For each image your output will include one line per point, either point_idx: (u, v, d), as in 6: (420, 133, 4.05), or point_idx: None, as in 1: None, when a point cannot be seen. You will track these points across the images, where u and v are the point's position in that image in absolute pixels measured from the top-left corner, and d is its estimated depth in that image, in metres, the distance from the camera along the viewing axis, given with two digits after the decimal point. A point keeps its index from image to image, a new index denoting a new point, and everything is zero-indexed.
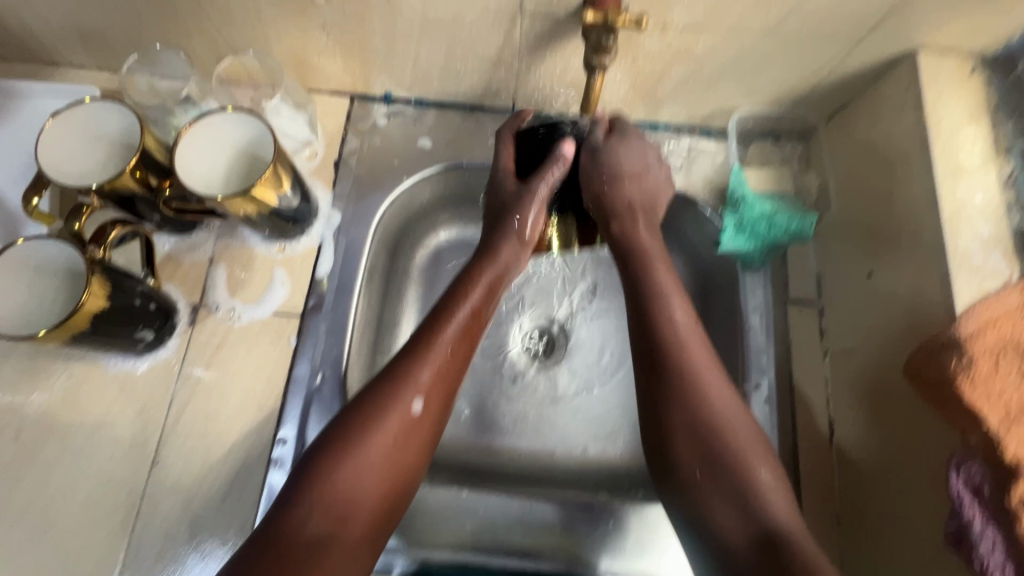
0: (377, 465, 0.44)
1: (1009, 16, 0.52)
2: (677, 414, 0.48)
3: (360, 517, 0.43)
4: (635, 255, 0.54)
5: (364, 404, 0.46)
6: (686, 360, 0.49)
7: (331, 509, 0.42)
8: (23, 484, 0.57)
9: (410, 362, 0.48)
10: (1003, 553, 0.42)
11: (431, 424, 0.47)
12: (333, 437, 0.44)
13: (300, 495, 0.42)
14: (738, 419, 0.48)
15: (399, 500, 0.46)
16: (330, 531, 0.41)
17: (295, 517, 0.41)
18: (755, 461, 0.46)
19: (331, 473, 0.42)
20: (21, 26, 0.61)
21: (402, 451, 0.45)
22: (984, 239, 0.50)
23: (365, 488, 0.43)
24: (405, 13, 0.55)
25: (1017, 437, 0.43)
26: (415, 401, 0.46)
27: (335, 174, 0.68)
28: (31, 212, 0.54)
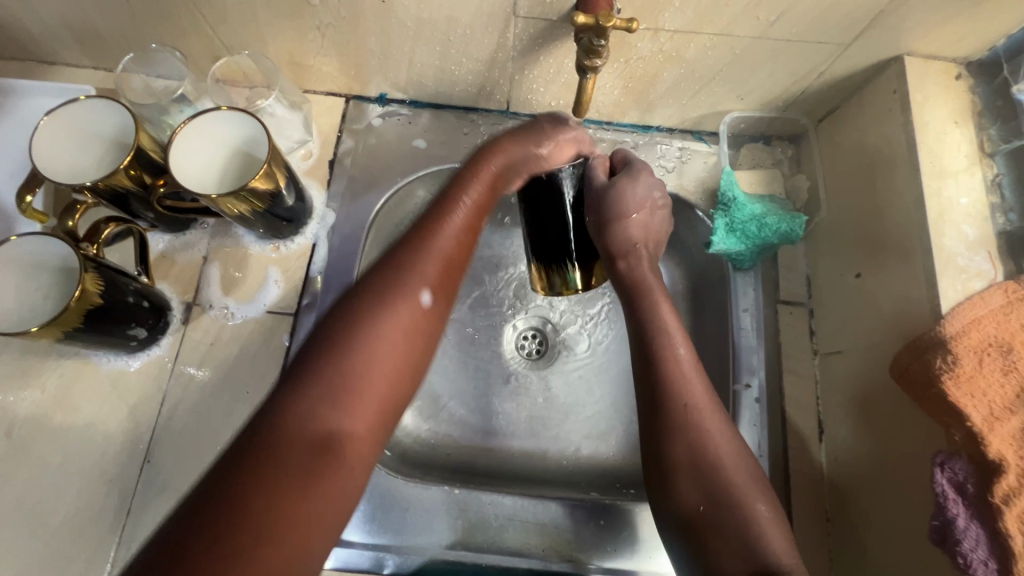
0: (385, 351, 0.42)
1: (994, 23, 0.53)
2: (680, 449, 0.48)
3: (366, 415, 0.40)
4: (636, 293, 0.55)
5: (365, 294, 0.44)
6: (687, 394, 0.50)
7: (337, 404, 0.39)
8: (13, 482, 0.57)
9: (411, 253, 0.46)
10: (986, 549, 0.43)
11: (435, 322, 0.46)
12: (334, 329, 0.42)
13: (305, 384, 0.39)
14: (737, 456, 0.49)
15: (402, 400, 0.43)
16: (337, 429, 0.38)
17: (299, 409, 0.38)
18: (753, 496, 0.47)
19: (337, 360, 0.40)
20: (16, 25, 0.61)
21: (408, 345, 0.43)
22: (968, 241, 0.51)
23: (372, 380, 0.41)
24: (399, 15, 0.56)
25: (999, 435, 0.44)
26: (421, 292, 0.45)
27: (330, 174, 0.69)
28: (25, 210, 0.54)
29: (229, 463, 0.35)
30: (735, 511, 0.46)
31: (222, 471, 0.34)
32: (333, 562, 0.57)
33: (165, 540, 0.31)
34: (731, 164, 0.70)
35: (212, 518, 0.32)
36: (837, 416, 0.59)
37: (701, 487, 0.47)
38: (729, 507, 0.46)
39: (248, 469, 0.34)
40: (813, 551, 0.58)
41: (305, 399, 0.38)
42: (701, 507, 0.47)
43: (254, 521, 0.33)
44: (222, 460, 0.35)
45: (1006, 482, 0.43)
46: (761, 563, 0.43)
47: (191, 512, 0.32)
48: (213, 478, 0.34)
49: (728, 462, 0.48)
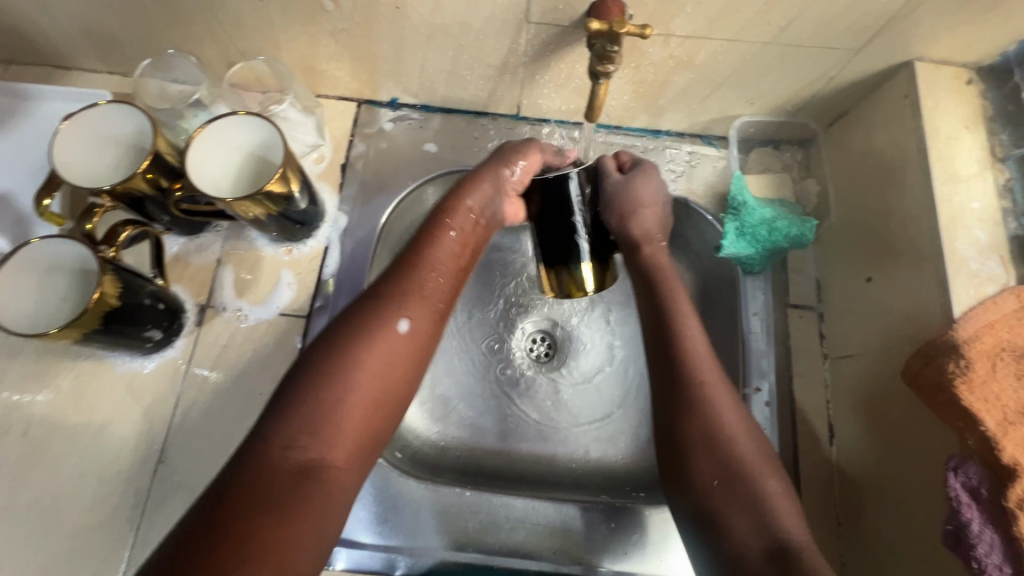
0: (370, 377, 0.46)
1: (1006, 29, 0.53)
2: (693, 422, 0.49)
3: (346, 440, 0.43)
4: (654, 276, 0.58)
5: (350, 327, 0.47)
6: (698, 370, 0.51)
7: (320, 429, 0.42)
8: (29, 481, 0.57)
9: (392, 286, 0.51)
10: (1001, 554, 0.43)
11: (414, 347, 0.49)
12: (317, 362, 0.45)
13: (290, 412, 0.42)
14: (747, 431, 0.49)
15: (385, 426, 0.46)
16: (318, 456, 0.41)
17: (285, 434, 0.41)
18: (766, 474, 0.47)
19: (318, 388, 0.43)
20: (35, 30, 0.62)
21: (388, 372, 0.47)
22: (980, 245, 0.51)
23: (352, 405, 0.44)
24: (412, 20, 0.56)
25: (1014, 440, 0.44)
26: (398, 321, 0.49)
27: (341, 178, 0.69)
28: (43, 213, 0.54)
29: (219, 492, 0.38)
30: (748, 486, 0.46)
31: (216, 499, 0.38)
32: (344, 563, 0.57)
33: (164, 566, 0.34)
34: (741, 169, 0.71)
35: (202, 541, 0.35)
36: (848, 420, 0.60)
37: (715, 459, 0.48)
38: (743, 483, 0.46)
39: (237, 489, 0.38)
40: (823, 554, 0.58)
41: (289, 427, 0.41)
42: (715, 482, 0.47)
43: (253, 539, 0.36)
44: (219, 481, 0.39)
45: (1020, 487, 0.42)
46: (774, 540, 0.43)
47: (184, 541, 0.35)
48: (207, 504, 0.37)
49: (739, 436, 0.49)
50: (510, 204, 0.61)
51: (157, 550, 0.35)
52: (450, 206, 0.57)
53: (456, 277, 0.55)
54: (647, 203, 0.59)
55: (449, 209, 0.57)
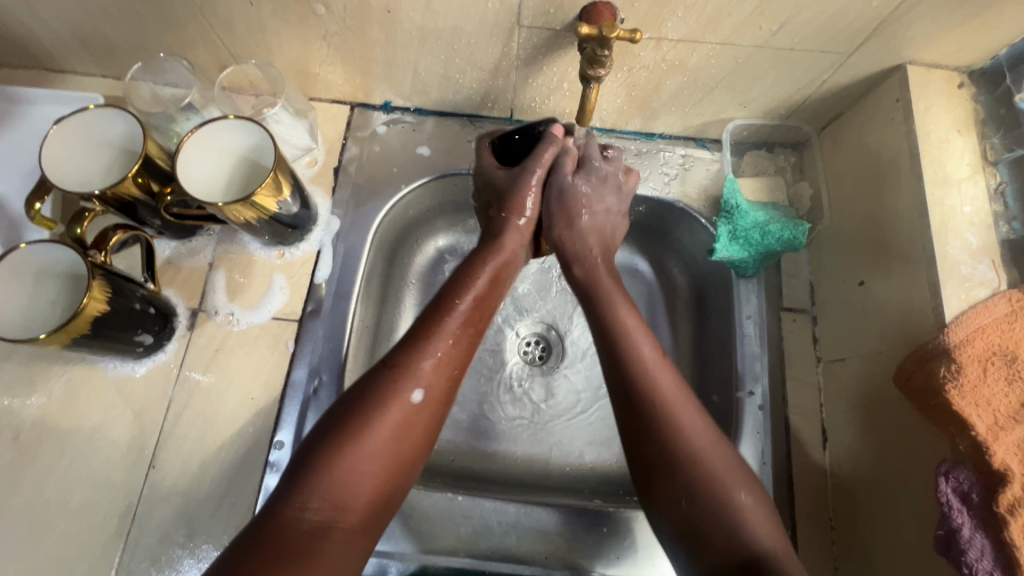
0: (379, 451, 0.45)
1: (996, 33, 0.53)
2: (656, 443, 0.48)
3: (358, 505, 0.44)
4: (592, 292, 0.57)
5: (364, 394, 0.47)
6: (657, 381, 0.50)
7: (331, 494, 0.43)
8: (18, 487, 0.57)
9: (406, 353, 0.50)
10: (991, 559, 0.43)
11: (428, 415, 0.49)
12: (333, 429, 0.45)
13: (303, 480, 0.43)
14: (712, 442, 0.48)
15: (394, 493, 0.46)
16: (328, 519, 0.42)
17: (298, 499, 0.42)
18: (734, 486, 0.46)
19: (331, 458, 0.43)
20: (26, 34, 0.62)
21: (399, 442, 0.46)
22: (972, 249, 0.51)
23: (364, 476, 0.44)
24: (404, 24, 0.56)
25: (1004, 444, 0.44)
26: (412, 391, 0.48)
27: (334, 181, 0.69)
28: (33, 217, 0.54)
29: (236, 553, 0.39)
30: (718, 503, 0.45)
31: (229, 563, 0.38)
32: None
33: None
34: (734, 172, 0.71)
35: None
36: (841, 423, 0.59)
37: (679, 473, 0.47)
38: (711, 502, 0.45)
39: (251, 551, 0.39)
40: (816, 558, 0.57)
41: (303, 490, 0.42)
42: (682, 502, 0.46)
43: None
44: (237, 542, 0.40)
45: (1011, 492, 0.42)
46: (751, 555, 0.43)
47: None
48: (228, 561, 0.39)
49: (704, 450, 0.47)
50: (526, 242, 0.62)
51: None
52: (484, 255, 0.58)
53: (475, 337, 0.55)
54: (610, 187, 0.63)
55: (481, 261, 0.58)
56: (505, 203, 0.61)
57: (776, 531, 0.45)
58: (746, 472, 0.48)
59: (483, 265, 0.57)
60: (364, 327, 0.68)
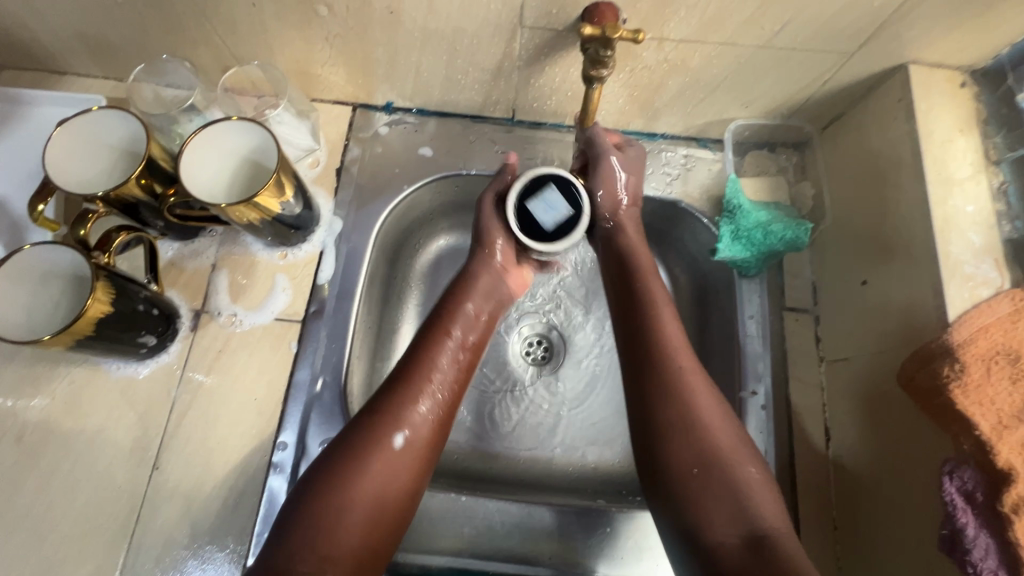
0: (367, 496, 0.47)
1: (999, 33, 0.53)
2: (673, 410, 0.50)
3: (346, 555, 0.45)
4: (627, 260, 0.59)
5: (347, 446, 0.48)
6: (676, 357, 0.52)
7: (319, 549, 0.44)
8: (23, 488, 0.57)
9: (387, 402, 0.51)
10: (996, 559, 0.43)
11: (414, 456, 0.50)
12: (322, 476, 0.47)
13: (290, 537, 0.44)
14: (718, 409, 0.50)
15: (388, 534, 0.48)
16: (317, 568, 0.43)
17: (289, 549, 0.43)
18: (742, 460, 0.48)
19: (318, 511, 0.45)
20: (29, 36, 0.62)
21: (383, 488, 0.48)
22: (974, 248, 0.51)
23: (353, 523, 0.45)
24: (406, 25, 0.56)
25: (1009, 444, 0.44)
26: (394, 438, 0.49)
27: (337, 182, 0.69)
28: (37, 219, 0.54)
29: None
30: (728, 470, 0.47)
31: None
32: None
33: None
34: (737, 172, 0.71)
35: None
36: (844, 423, 0.59)
37: (687, 429, 0.49)
38: (719, 467, 0.47)
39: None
40: (820, 558, 0.57)
41: (296, 537, 0.44)
42: (694, 470, 0.48)
43: None
44: None
45: (1015, 491, 0.42)
46: (753, 529, 0.44)
47: None
48: None
49: (714, 418, 0.49)
50: (511, 279, 0.64)
51: None
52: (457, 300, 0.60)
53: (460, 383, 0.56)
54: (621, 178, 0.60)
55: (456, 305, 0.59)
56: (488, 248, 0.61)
57: (781, 508, 0.46)
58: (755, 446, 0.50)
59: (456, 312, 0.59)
60: (366, 326, 0.68)
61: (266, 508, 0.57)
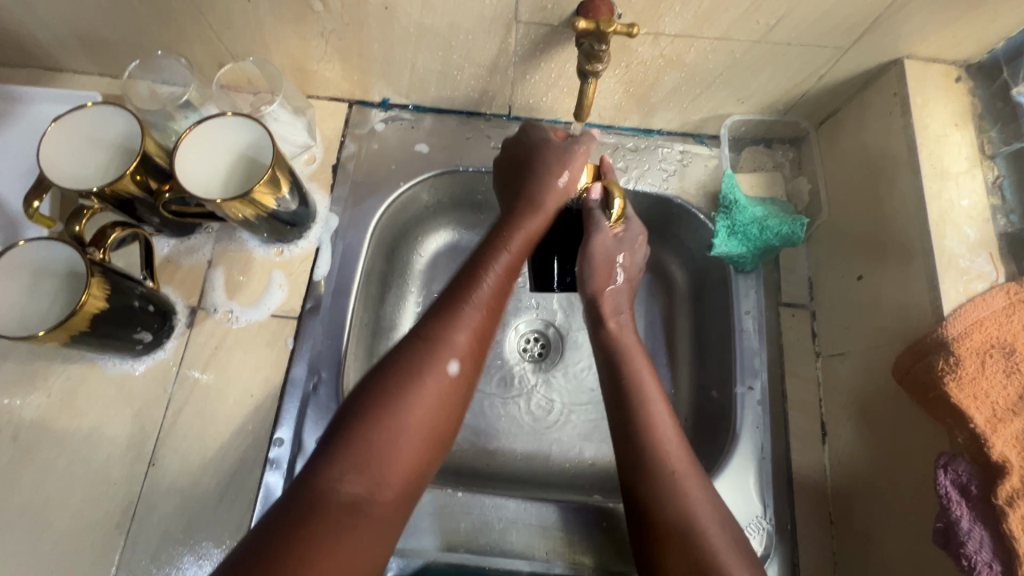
0: (415, 424, 0.46)
1: (994, 27, 0.53)
2: (671, 513, 0.48)
3: (394, 475, 0.44)
4: (620, 358, 0.57)
5: (399, 366, 0.47)
6: (671, 460, 0.51)
7: (367, 467, 0.43)
8: (18, 485, 0.57)
9: (441, 325, 0.49)
10: (990, 551, 0.43)
11: (463, 389, 0.49)
12: (368, 401, 0.45)
13: (338, 452, 0.43)
14: (719, 524, 0.48)
15: (432, 462, 0.47)
16: (365, 491, 0.43)
17: (333, 471, 0.42)
18: (739, 566, 0.46)
19: (369, 429, 0.44)
20: (25, 34, 0.62)
21: (433, 415, 0.47)
22: (970, 242, 0.51)
23: (401, 450, 0.45)
24: (401, 21, 0.56)
25: (1003, 437, 0.44)
26: (449, 364, 0.48)
27: (333, 178, 0.69)
28: (32, 215, 0.54)
29: (277, 521, 0.40)
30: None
31: (263, 539, 0.39)
32: None
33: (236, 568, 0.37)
34: (733, 167, 0.71)
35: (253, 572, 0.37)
36: (840, 418, 0.59)
37: (681, 529, 0.48)
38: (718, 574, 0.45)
39: (283, 535, 0.39)
40: (815, 553, 0.58)
41: (342, 463, 0.43)
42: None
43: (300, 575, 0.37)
44: (278, 510, 0.41)
45: (1010, 483, 0.43)
46: None
47: (245, 561, 0.38)
48: (268, 529, 0.40)
49: (711, 525, 0.48)
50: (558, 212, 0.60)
51: (232, 555, 0.39)
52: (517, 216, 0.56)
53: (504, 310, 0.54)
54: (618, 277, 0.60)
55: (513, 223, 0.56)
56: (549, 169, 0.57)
57: None
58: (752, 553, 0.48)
59: (512, 234, 0.55)
60: (363, 322, 0.68)
61: (262, 503, 0.57)
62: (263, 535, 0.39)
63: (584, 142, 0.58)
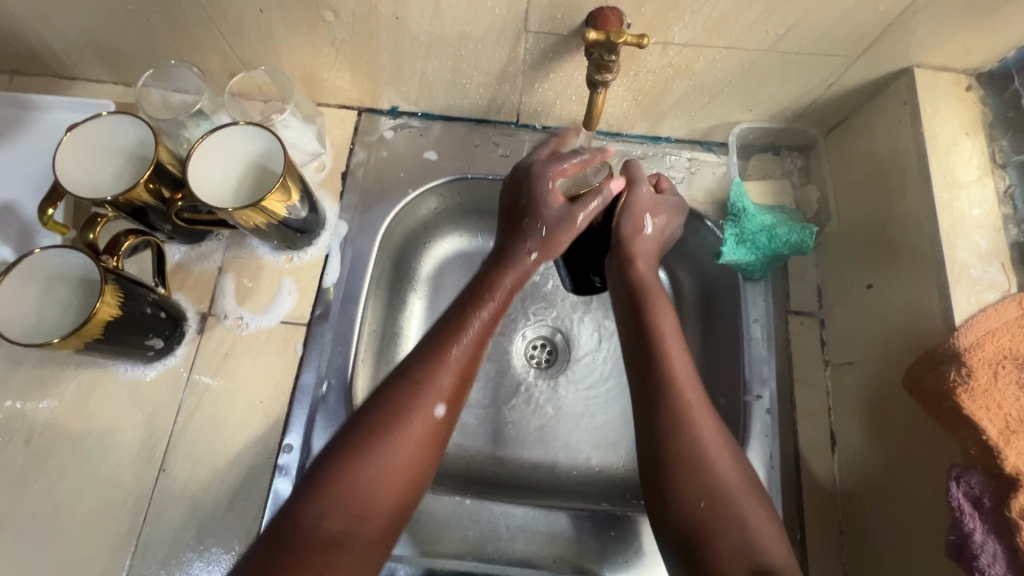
0: (398, 465, 0.45)
1: (1005, 35, 0.53)
2: (681, 444, 0.48)
3: (376, 518, 0.44)
4: (640, 293, 0.57)
5: (383, 405, 0.47)
6: (685, 388, 0.51)
7: (350, 508, 0.43)
8: (31, 489, 0.57)
9: (429, 366, 0.49)
10: (1003, 565, 0.43)
11: (446, 431, 0.48)
12: (354, 437, 0.45)
13: (322, 493, 0.43)
14: (729, 453, 0.49)
15: (414, 501, 0.47)
16: (345, 531, 0.42)
17: (315, 511, 0.42)
18: (746, 496, 0.47)
19: (352, 471, 0.44)
20: (40, 43, 0.63)
21: (416, 458, 0.46)
22: (981, 252, 0.51)
23: (382, 491, 0.44)
24: (411, 30, 0.57)
25: (1015, 449, 0.43)
26: (432, 407, 0.47)
27: (342, 185, 0.70)
28: (47, 222, 0.55)
29: (257, 560, 0.40)
30: (735, 510, 0.46)
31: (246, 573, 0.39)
32: None
33: None
34: (741, 175, 0.71)
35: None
36: (850, 427, 0.59)
37: (689, 460, 0.48)
38: (728, 502, 0.46)
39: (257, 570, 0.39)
40: (825, 563, 0.57)
41: (323, 502, 0.42)
42: (701, 504, 0.46)
43: None
44: (258, 548, 0.41)
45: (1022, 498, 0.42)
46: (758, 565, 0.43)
47: None
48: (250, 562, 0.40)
49: (721, 457, 0.48)
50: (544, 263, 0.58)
51: None
52: (500, 270, 0.54)
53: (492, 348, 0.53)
54: (650, 228, 0.59)
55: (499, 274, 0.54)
56: (544, 236, 0.54)
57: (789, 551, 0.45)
58: (757, 483, 0.49)
59: (500, 282, 0.54)
60: (372, 330, 0.68)
61: (271, 510, 0.57)
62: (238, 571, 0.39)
63: (587, 208, 0.55)
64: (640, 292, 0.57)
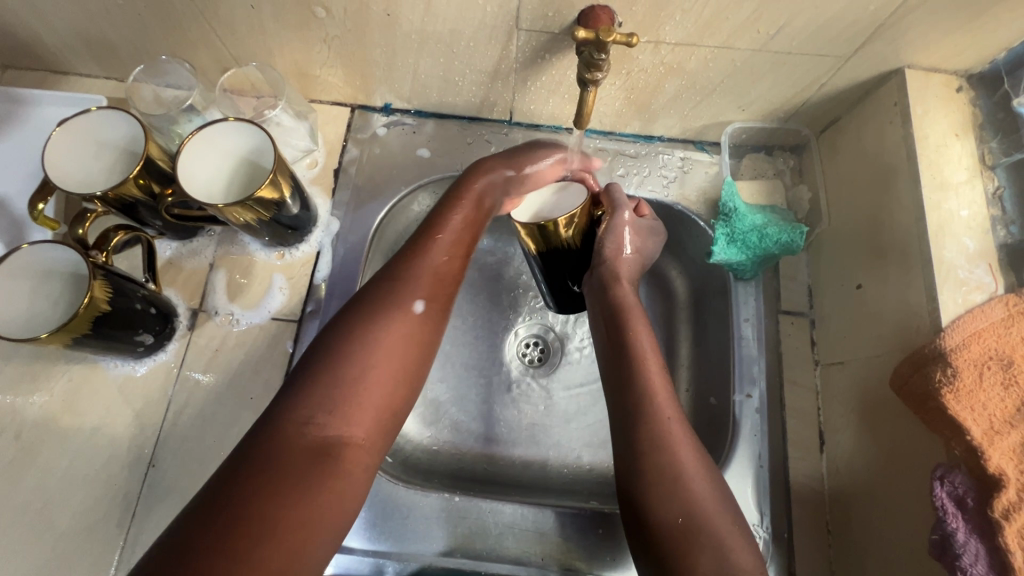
0: (383, 359, 0.47)
1: (995, 38, 0.53)
2: (659, 459, 0.49)
3: (365, 416, 0.44)
4: (617, 312, 0.57)
5: (358, 309, 0.49)
6: (663, 409, 0.51)
7: (338, 407, 0.43)
8: (21, 484, 0.57)
9: (404, 269, 0.51)
10: (985, 565, 0.43)
11: (427, 330, 0.50)
12: (336, 338, 0.47)
13: (306, 393, 0.43)
14: (705, 472, 0.49)
15: (402, 404, 0.48)
16: (335, 432, 0.43)
17: (303, 413, 0.42)
18: (720, 512, 0.47)
19: (337, 366, 0.45)
20: (31, 37, 0.63)
21: (401, 355, 0.48)
22: (969, 253, 0.51)
23: (370, 387, 0.45)
24: (403, 27, 0.57)
25: (999, 450, 0.44)
26: (413, 304, 0.50)
27: (334, 182, 0.70)
28: (36, 217, 0.54)
29: (238, 466, 0.39)
30: (710, 525, 0.46)
31: (228, 481, 0.39)
32: (332, 568, 0.57)
33: (187, 523, 0.36)
34: (733, 174, 0.71)
35: (215, 517, 0.36)
36: (838, 426, 0.59)
37: (665, 477, 0.48)
38: (704, 518, 0.46)
39: (249, 474, 0.39)
40: (812, 561, 0.57)
41: (308, 404, 0.43)
42: (679, 519, 0.46)
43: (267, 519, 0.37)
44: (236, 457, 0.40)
45: (1006, 496, 0.43)
46: None
47: (212, 505, 0.37)
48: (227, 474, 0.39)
49: (695, 472, 0.49)
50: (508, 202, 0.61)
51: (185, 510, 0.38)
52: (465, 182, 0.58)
53: (466, 258, 0.56)
54: (628, 248, 0.61)
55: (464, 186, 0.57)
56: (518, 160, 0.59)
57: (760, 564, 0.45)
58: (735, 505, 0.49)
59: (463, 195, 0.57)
60: None
61: None
62: (221, 482, 0.39)
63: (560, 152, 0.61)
64: (620, 312, 0.58)
